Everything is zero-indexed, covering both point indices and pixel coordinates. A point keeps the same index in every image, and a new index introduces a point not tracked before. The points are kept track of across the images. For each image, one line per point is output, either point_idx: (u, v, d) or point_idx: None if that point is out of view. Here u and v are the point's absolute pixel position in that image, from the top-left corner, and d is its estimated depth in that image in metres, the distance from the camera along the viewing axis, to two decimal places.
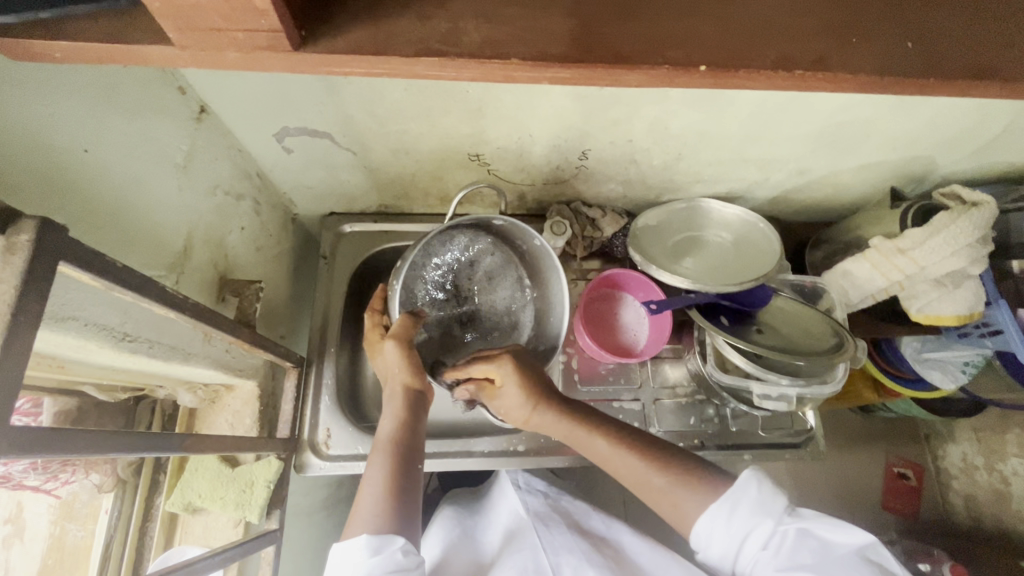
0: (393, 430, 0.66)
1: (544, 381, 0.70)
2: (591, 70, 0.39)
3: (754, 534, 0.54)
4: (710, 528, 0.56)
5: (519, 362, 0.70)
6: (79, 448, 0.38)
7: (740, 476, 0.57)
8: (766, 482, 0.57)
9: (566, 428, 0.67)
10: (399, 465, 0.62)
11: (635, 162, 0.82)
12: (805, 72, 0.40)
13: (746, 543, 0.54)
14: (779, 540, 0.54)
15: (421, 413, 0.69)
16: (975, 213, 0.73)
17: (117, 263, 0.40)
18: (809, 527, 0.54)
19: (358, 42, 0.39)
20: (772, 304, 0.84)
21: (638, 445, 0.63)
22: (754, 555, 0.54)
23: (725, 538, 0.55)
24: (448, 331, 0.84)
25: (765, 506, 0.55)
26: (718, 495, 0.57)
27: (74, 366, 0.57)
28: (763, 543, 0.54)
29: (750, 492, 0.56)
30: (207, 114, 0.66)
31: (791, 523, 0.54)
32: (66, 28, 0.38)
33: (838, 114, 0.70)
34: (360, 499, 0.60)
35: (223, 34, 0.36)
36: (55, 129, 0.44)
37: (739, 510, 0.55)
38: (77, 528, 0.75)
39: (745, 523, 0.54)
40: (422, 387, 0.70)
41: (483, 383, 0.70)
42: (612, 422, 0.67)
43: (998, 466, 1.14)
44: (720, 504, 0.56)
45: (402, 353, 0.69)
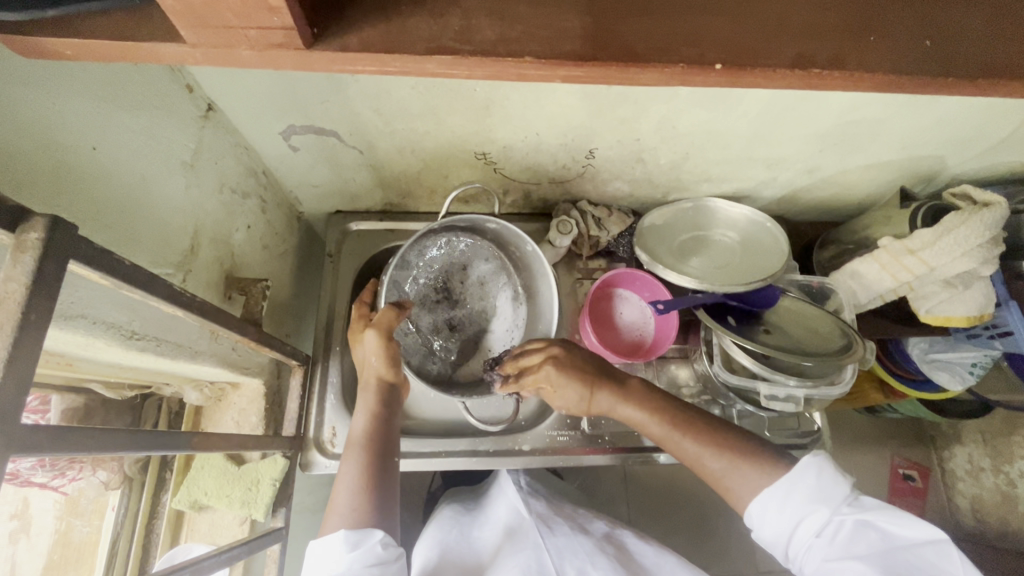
0: (369, 425, 0.66)
1: (599, 367, 0.68)
2: (605, 69, 0.39)
3: (808, 520, 0.54)
4: (765, 510, 0.56)
5: (568, 355, 0.68)
6: (88, 446, 0.38)
7: (801, 461, 0.57)
8: (829, 470, 0.56)
9: (626, 413, 0.67)
10: (374, 458, 0.63)
11: (642, 161, 0.82)
12: (821, 70, 0.39)
13: (800, 528, 0.54)
14: (835, 529, 0.53)
15: (395, 408, 0.69)
16: (986, 213, 0.72)
17: (126, 262, 0.40)
18: (869, 519, 0.53)
19: (368, 40, 0.38)
20: (778, 304, 0.83)
21: (698, 429, 0.62)
22: (808, 541, 0.54)
23: (779, 521, 0.55)
24: (437, 333, 0.84)
25: (824, 493, 0.55)
26: (777, 478, 0.57)
27: (82, 364, 0.57)
28: (818, 530, 0.54)
29: (808, 479, 0.55)
30: (214, 112, 0.66)
31: (849, 513, 0.54)
32: (74, 25, 0.38)
33: (848, 113, 0.70)
34: (337, 496, 0.60)
35: (232, 32, 0.36)
36: (63, 126, 0.44)
37: (796, 494, 0.55)
38: (84, 523, 0.76)
39: (800, 509, 0.54)
40: (396, 380, 0.70)
41: (534, 382, 0.69)
42: (667, 402, 0.66)
43: (1005, 468, 1.14)
44: (777, 487, 0.56)
45: (383, 344, 0.68)
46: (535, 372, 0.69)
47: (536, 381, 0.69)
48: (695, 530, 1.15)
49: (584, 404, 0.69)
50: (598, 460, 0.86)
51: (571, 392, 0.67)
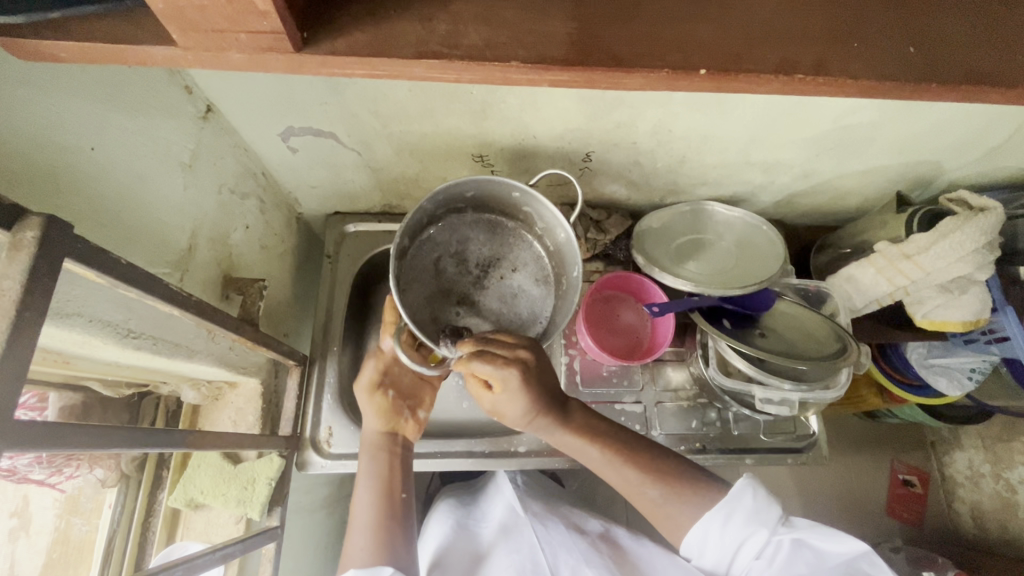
0: (373, 469, 0.66)
1: (552, 387, 0.63)
2: (590, 73, 0.39)
3: (748, 543, 0.58)
4: (704, 536, 0.60)
5: (535, 363, 0.61)
6: (81, 442, 0.39)
7: (738, 485, 0.61)
8: (760, 492, 0.60)
9: (561, 436, 0.65)
10: (384, 503, 0.63)
11: (639, 164, 0.82)
12: (806, 76, 0.40)
13: (740, 551, 0.59)
14: (772, 551, 0.58)
15: (404, 446, 0.70)
16: (981, 218, 0.72)
17: (122, 261, 0.41)
18: (803, 538, 0.58)
19: (359, 45, 0.39)
20: (775, 308, 0.83)
21: (638, 457, 0.64)
22: (748, 564, 0.58)
23: (720, 546, 0.59)
24: (438, 299, 0.73)
25: (760, 516, 0.59)
26: (714, 504, 0.61)
27: (80, 362, 0.58)
28: (756, 552, 0.58)
29: (744, 502, 0.59)
30: (213, 113, 0.66)
31: (785, 533, 0.58)
32: (72, 29, 0.38)
33: (843, 118, 0.70)
34: (351, 537, 0.61)
35: (226, 36, 0.37)
36: (63, 127, 0.44)
37: (735, 519, 0.59)
38: (82, 522, 0.76)
39: (739, 532, 0.58)
40: (403, 429, 0.71)
41: (486, 378, 0.59)
42: (606, 429, 0.66)
43: (1004, 474, 1.13)
44: (715, 513, 0.60)
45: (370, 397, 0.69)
46: (495, 368, 0.58)
47: (488, 376, 0.59)
48: None
49: (524, 418, 0.63)
50: None
51: (517, 405, 0.61)
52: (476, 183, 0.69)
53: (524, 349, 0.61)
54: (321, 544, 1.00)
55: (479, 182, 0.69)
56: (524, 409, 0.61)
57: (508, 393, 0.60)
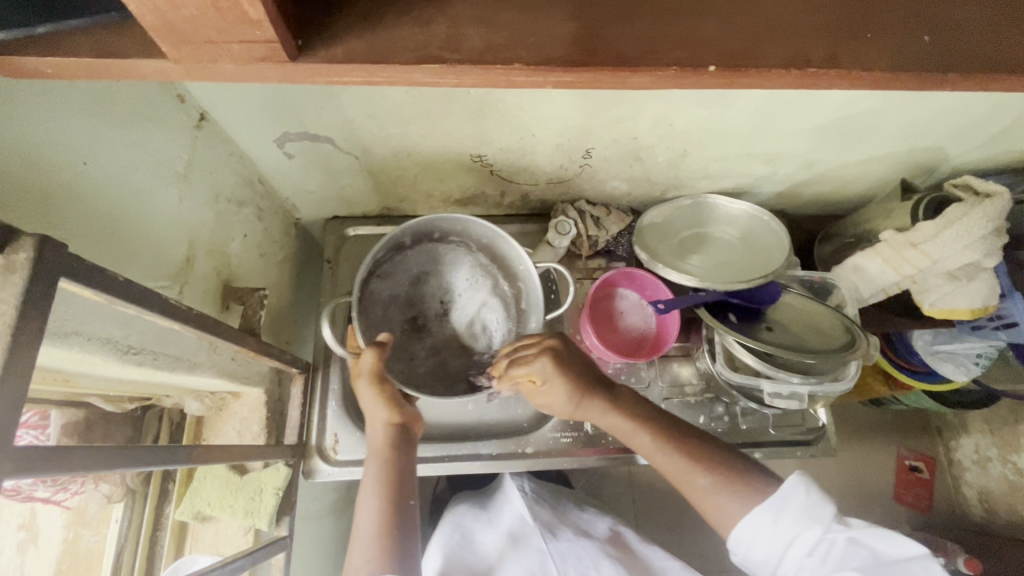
0: (379, 467, 0.65)
1: (592, 371, 0.67)
2: (595, 73, 0.38)
3: (799, 540, 0.55)
4: (754, 531, 0.57)
5: (565, 350, 0.66)
6: (85, 464, 0.38)
7: (787, 481, 0.58)
8: (814, 490, 0.57)
9: (613, 422, 0.66)
10: (391, 501, 0.62)
11: (640, 159, 0.81)
12: (815, 70, 0.39)
13: (791, 546, 0.55)
14: (826, 548, 0.55)
15: (409, 445, 0.68)
16: (988, 205, 0.71)
17: (120, 278, 0.40)
18: (859, 536, 0.55)
19: (352, 52, 0.38)
20: (781, 300, 0.83)
21: (688, 446, 0.63)
22: (799, 561, 0.55)
23: (770, 543, 0.56)
24: (405, 302, 0.82)
25: (813, 512, 0.56)
26: (767, 498, 0.58)
27: (81, 379, 0.57)
28: (809, 550, 0.55)
29: (797, 497, 0.56)
30: (207, 121, 0.65)
31: (840, 531, 0.55)
32: (53, 44, 0.37)
33: (848, 106, 0.69)
34: (355, 543, 0.60)
35: (213, 47, 0.36)
36: (52, 142, 0.43)
37: (785, 516, 0.56)
38: (91, 533, 0.75)
39: (791, 528, 0.55)
40: (404, 420, 0.69)
41: (525, 376, 0.65)
42: (658, 415, 0.66)
43: (1012, 457, 1.13)
44: (766, 507, 0.57)
45: (377, 389, 0.67)
46: (528, 364, 0.64)
47: (526, 375, 0.65)
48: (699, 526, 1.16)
49: (573, 407, 0.66)
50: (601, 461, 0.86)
51: (559, 391, 0.64)
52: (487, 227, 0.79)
53: (551, 342, 0.67)
54: (330, 550, 1.00)
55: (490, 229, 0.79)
56: (570, 395, 0.65)
57: (550, 382, 0.64)
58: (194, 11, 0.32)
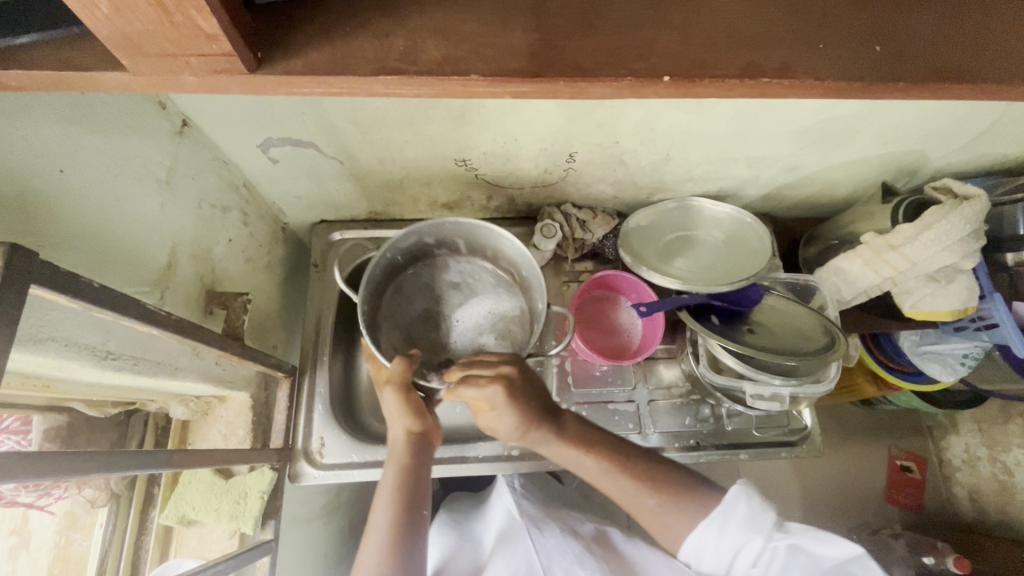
0: (398, 473, 0.65)
1: (542, 400, 0.64)
2: (552, 84, 0.39)
3: (743, 550, 0.58)
4: (701, 543, 0.60)
5: (520, 378, 0.62)
6: (58, 470, 0.38)
7: (730, 493, 0.61)
8: (755, 503, 0.60)
9: (565, 447, 0.65)
10: (406, 507, 0.62)
11: (623, 163, 0.82)
12: (769, 79, 0.39)
13: (735, 559, 0.59)
14: (768, 556, 0.58)
15: (427, 453, 0.68)
16: (966, 207, 0.72)
17: (94, 283, 0.40)
18: (799, 543, 0.58)
19: (314, 63, 0.38)
20: (763, 303, 0.83)
21: (637, 472, 0.63)
22: (745, 571, 0.58)
23: (716, 554, 0.59)
24: (428, 294, 0.84)
25: (755, 522, 0.59)
26: (710, 512, 0.61)
27: (61, 385, 0.57)
28: (753, 559, 0.58)
29: (738, 509, 0.60)
30: (190, 127, 0.66)
31: (780, 538, 0.58)
32: (24, 53, 0.37)
33: (825, 111, 0.70)
34: (365, 548, 0.61)
35: (176, 60, 0.36)
36: (27, 150, 0.44)
37: (729, 527, 0.59)
38: (82, 537, 0.75)
39: (735, 540, 0.59)
40: (425, 429, 0.69)
41: (474, 399, 0.61)
42: (603, 441, 0.65)
43: (1001, 457, 1.14)
44: (710, 521, 0.60)
45: (403, 397, 0.68)
46: (479, 389, 0.60)
47: (475, 397, 0.62)
48: None
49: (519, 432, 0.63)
50: None
51: (507, 421, 0.61)
52: (520, 253, 0.79)
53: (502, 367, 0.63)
54: (319, 552, 1.00)
55: (523, 258, 0.78)
56: (518, 424, 0.62)
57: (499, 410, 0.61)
58: (151, 26, 0.33)
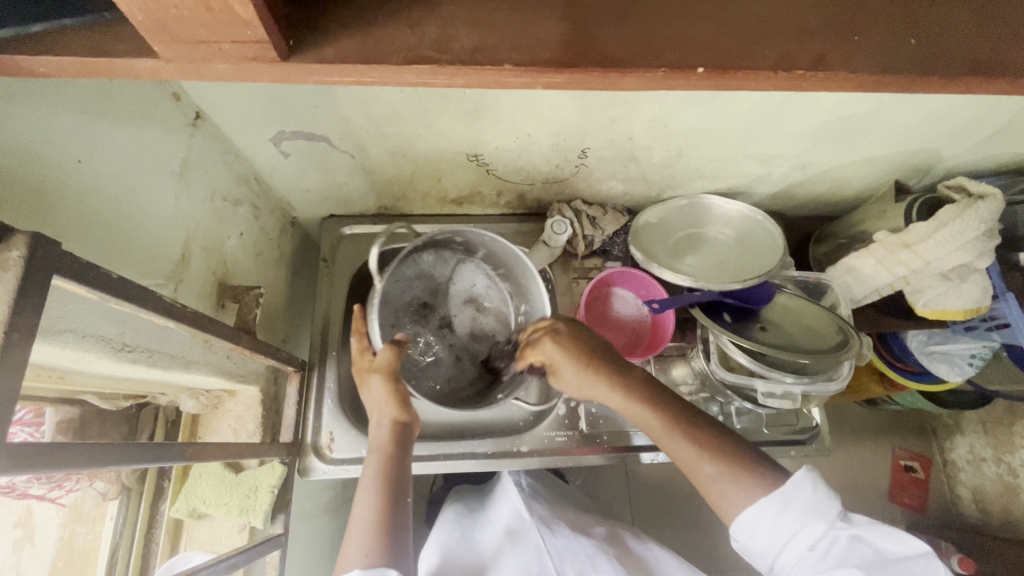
0: (380, 462, 0.65)
1: (602, 350, 0.68)
2: (585, 75, 0.38)
3: (802, 535, 0.53)
4: (755, 523, 0.54)
5: (571, 330, 0.69)
6: (75, 461, 0.38)
7: (796, 475, 0.55)
8: (821, 488, 0.55)
9: (623, 402, 0.64)
10: (388, 496, 0.62)
11: (635, 160, 0.81)
12: (805, 72, 0.39)
13: (792, 543, 0.53)
14: (828, 543, 0.53)
15: (409, 446, 0.68)
16: (981, 206, 0.71)
17: (112, 275, 0.40)
18: (861, 533, 0.53)
19: (345, 51, 0.38)
20: (775, 300, 0.83)
21: (697, 433, 0.60)
22: (799, 556, 0.53)
23: (771, 536, 0.53)
24: (429, 286, 0.80)
25: (818, 508, 0.54)
26: (771, 491, 0.55)
27: (75, 377, 0.57)
28: (811, 544, 0.53)
29: (803, 493, 0.54)
30: (203, 119, 0.65)
31: (842, 528, 0.53)
32: (47, 42, 0.37)
33: (841, 108, 0.69)
34: (350, 537, 0.60)
35: (207, 46, 0.36)
36: (45, 140, 0.43)
37: (790, 510, 0.53)
38: (87, 531, 0.75)
39: (794, 524, 0.53)
40: (408, 419, 0.69)
41: (535, 358, 0.70)
42: (667, 398, 0.64)
43: (1006, 458, 1.14)
44: (771, 500, 0.54)
45: (388, 386, 0.68)
46: (537, 347, 0.69)
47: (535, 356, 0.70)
48: (693, 524, 1.17)
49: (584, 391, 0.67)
50: (596, 459, 0.86)
51: (572, 373, 0.67)
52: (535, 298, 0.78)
53: (553, 326, 0.70)
54: (325, 547, 1.00)
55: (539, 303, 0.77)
56: (582, 377, 0.66)
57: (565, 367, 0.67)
58: (185, 12, 0.32)
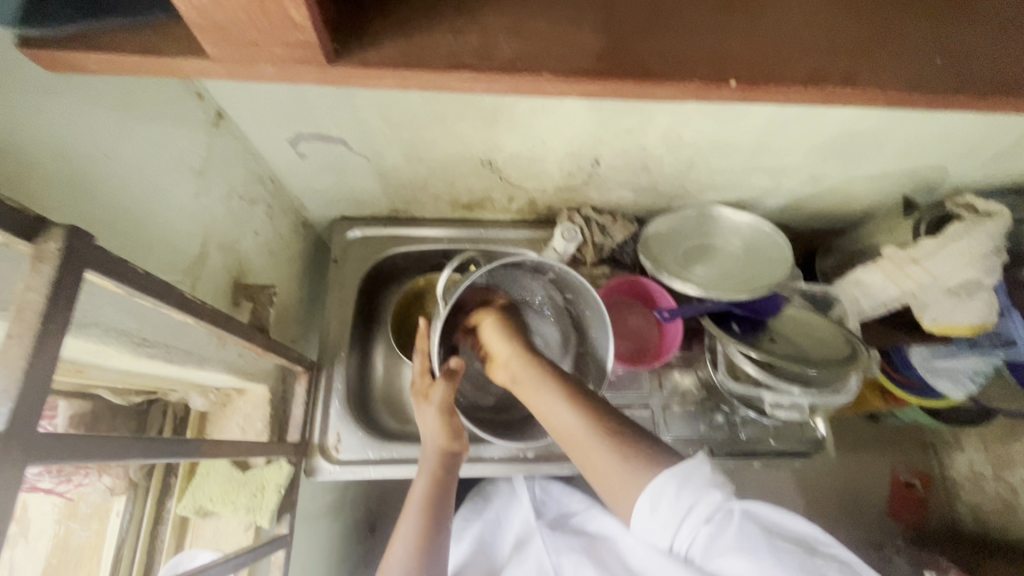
0: (425, 488, 0.66)
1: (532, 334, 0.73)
2: (621, 83, 0.39)
3: (698, 508, 0.51)
4: (656, 501, 0.52)
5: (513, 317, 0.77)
6: (96, 454, 0.38)
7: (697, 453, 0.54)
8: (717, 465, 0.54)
9: (530, 373, 0.66)
10: (432, 520, 0.63)
11: (647, 169, 0.82)
12: (835, 87, 0.40)
13: (689, 517, 0.51)
14: (721, 518, 0.51)
15: (455, 473, 0.69)
16: (989, 223, 0.72)
17: (139, 270, 0.40)
18: (754, 510, 0.52)
19: (390, 56, 0.39)
20: (784, 313, 0.84)
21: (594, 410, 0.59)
22: (695, 529, 0.51)
23: (670, 513, 0.51)
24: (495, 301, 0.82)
25: (715, 482, 0.52)
26: (672, 467, 0.53)
27: (93, 371, 0.57)
28: (706, 518, 0.51)
29: (702, 468, 0.52)
30: (224, 119, 0.66)
31: (736, 503, 0.52)
32: (90, 45, 0.39)
33: (852, 124, 0.70)
34: (391, 555, 0.62)
35: (257, 48, 0.37)
36: (77, 136, 0.44)
37: (690, 484, 0.51)
38: (82, 527, 0.74)
39: (692, 499, 0.51)
40: (455, 448, 0.69)
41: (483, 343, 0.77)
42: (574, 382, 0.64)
43: (1005, 475, 1.14)
44: (673, 475, 0.52)
45: (445, 418, 0.69)
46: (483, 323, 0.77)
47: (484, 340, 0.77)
48: None
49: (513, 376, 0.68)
50: None
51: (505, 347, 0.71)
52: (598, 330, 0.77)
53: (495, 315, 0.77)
54: (325, 549, 1.00)
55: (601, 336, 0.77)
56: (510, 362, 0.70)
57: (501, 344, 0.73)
58: (242, 13, 0.33)
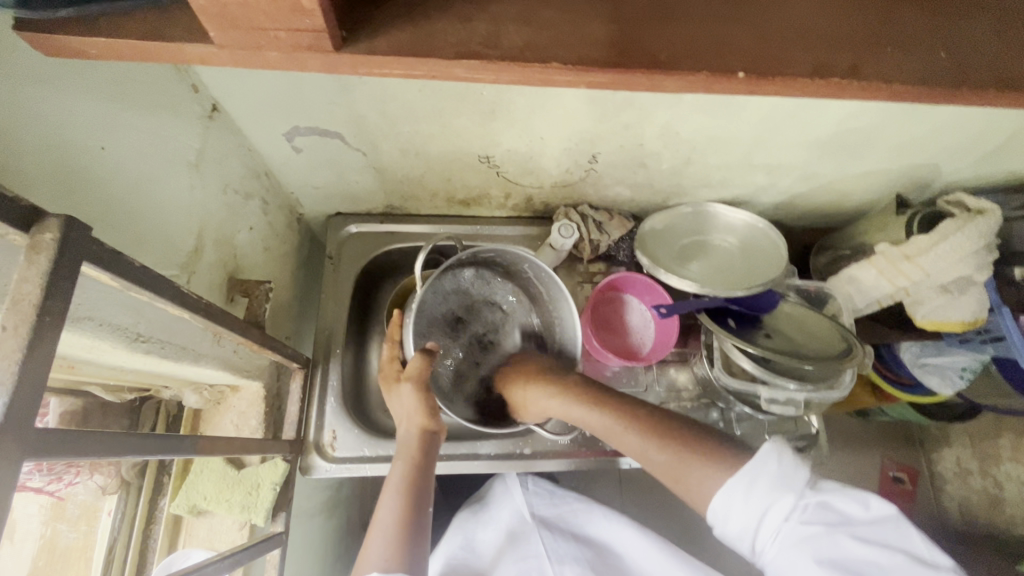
0: (405, 471, 0.64)
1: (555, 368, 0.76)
2: (628, 74, 0.39)
3: (773, 510, 0.50)
4: (729, 504, 0.52)
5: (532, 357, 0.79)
6: (91, 449, 0.37)
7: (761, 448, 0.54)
8: (787, 461, 0.53)
9: (579, 406, 0.69)
10: (410, 503, 0.61)
11: (644, 166, 0.83)
12: (841, 79, 0.40)
13: (766, 519, 0.50)
14: (799, 516, 0.50)
15: (433, 458, 0.68)
16: (980, 220, 0.73)
17: (136, 263, 0.40)
18: (829, 500, 0.51)
19: (398, 44, 0.39)
20: (778, 308, 0.84)
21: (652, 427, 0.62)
22: (775, 533, 0.50)
23: (745, 514, 0.51)
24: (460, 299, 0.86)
25: (785, 480, 0.51)
26: (739, 469, 0.53)
27: (85, 367, 0.56)
28: (785, 518, 0.50)
29: (770, 467, 0.52)
30: (219, 111, 0.65)
31: (811, 497, 0.51)
32: (86, 33, 0.38)
33: (847, 121, 0.71)
34: (370, 537, 0.58)
35: (262, 34, 0.36)
36: (72, 126, 0.43)
37: (758, 485, 0.51)
38: (69, 529, 0.73)
39: (764, 500, 0.50)
40: (435, 428, 0.70)
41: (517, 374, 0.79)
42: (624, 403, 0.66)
43: (992, 470, 1.16)
44: (739, 479, 0.52)
45: (421, 396, 0.69)
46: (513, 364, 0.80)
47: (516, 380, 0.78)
48: (689, 531, 1.17)
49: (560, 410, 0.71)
50: (598, 462, 0.86)
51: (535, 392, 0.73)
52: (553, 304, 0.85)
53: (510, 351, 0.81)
54: (320, 548, 0.99)
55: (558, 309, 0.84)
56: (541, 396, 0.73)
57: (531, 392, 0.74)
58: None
